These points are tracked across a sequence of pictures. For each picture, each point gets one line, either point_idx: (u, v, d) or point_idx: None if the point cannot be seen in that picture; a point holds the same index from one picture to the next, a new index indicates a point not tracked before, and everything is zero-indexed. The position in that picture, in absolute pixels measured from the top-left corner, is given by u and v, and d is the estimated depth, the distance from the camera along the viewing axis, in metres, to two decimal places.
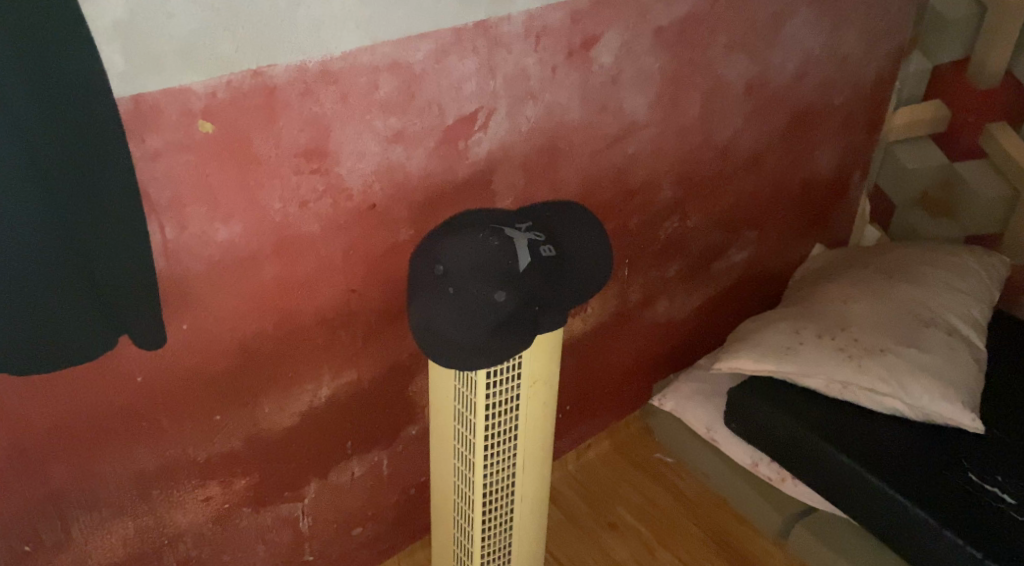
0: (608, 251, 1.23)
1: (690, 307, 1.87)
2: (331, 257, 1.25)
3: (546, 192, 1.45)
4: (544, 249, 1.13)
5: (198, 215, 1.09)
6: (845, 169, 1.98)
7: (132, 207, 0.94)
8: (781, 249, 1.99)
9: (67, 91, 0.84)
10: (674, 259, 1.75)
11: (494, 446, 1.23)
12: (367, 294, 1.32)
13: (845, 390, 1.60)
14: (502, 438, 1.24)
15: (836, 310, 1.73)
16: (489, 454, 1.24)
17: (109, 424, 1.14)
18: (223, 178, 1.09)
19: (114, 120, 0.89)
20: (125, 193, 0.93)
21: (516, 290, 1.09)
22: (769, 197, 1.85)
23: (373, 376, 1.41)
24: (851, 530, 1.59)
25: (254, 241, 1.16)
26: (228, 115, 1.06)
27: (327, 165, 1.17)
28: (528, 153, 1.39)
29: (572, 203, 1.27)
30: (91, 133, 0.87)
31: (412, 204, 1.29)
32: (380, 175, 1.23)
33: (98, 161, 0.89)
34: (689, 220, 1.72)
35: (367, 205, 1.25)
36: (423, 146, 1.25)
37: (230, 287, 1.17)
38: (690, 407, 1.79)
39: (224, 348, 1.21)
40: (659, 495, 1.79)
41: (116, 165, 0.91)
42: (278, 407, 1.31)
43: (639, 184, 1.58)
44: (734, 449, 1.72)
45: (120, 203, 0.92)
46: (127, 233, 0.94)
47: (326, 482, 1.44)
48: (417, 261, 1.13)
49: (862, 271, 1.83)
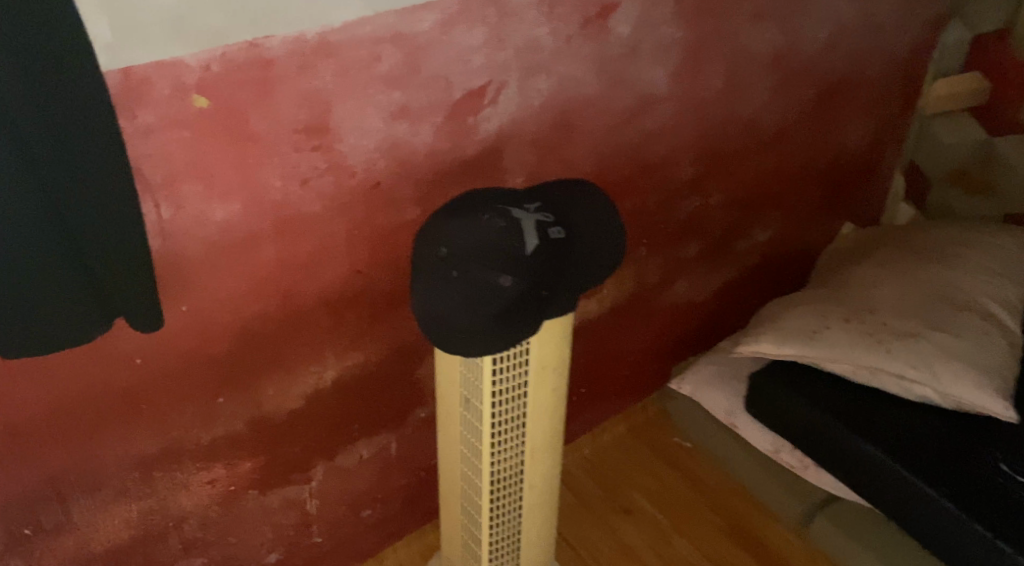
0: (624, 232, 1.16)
1: (711, 287, 1.80)
2: (334, 237, 1.21)
3: (559, 169, 1.39)
4: (552, 230, 1.08)
5: (195, 194, 1.06)
6: (879, 143, 1.88)
7: (129, 204, 0.92)
8: (811, 227, 1.91)
9: (62, 86, 0.82)
10: (694, 238, 1.69)
11: (501, 433, 1.20)
12: (372, 275, 1.28)
13: (872, 376, 1.54)
14: (508, 425, 1.20)
15: (864, 293, 1.66)
16: (495, 441, 1.20)
17: (108, 407, 1.12)
18: (219, 155, 1.06)
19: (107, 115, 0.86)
20: (118, 190, 0.90)
21: (523, 274, 1.05)
22: (797, 172, 1.77)
23: (381, 357, 1.37)
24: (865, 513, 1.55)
25: (254, 220, 1.13)
26: (224, 89, 1.02)
27: (328, 142, 1.13)
28: (540, 129, 1.33)
29: (583, 180, 1.20)
30: (85, 131, 0.85)
31: (418, 182, 1.25)
32: (384, 152, 1.19)
33: (90, 158, 0.86)
34: (710, 199, 1.65)
35: (371, 183, 1.20)
36: (429, 122, 1.20)
37: (230, 266, 1.14)
38: (709, 392, 1.73)
39: (225, 330, 1.18)
40: (675, 481, 1.74)
41: (108, 161, 0.88)
42: (281, 390, 1.28)
43: (658, 160, 1.51)
44: (755, 435, 1.66)
45: (113, 197, 0.90)
46: (124, 227, 0.92)
47: (333, 465, 1.41)
48: (421, 241, 1.09)
49: (890, 253, 1.76)
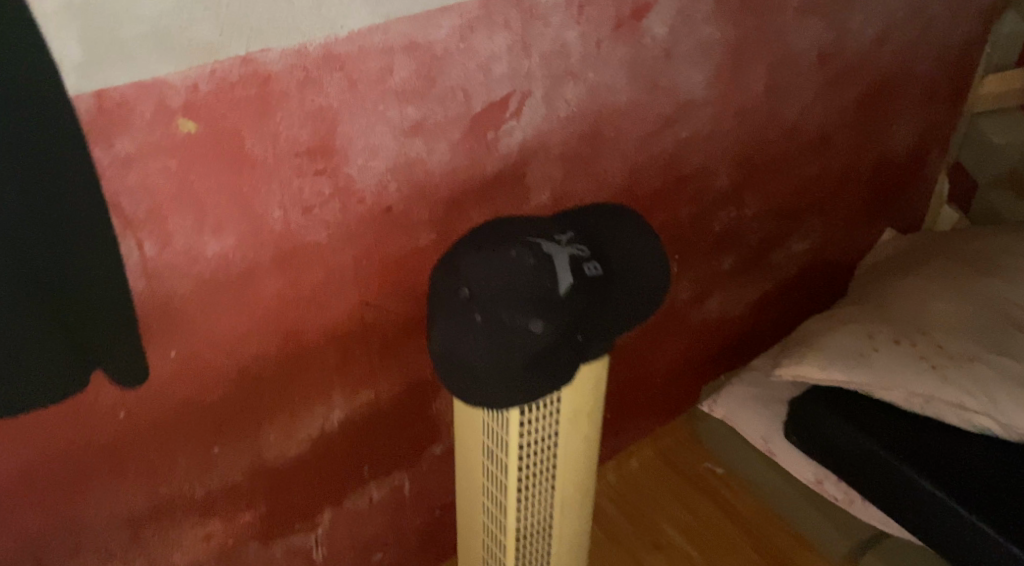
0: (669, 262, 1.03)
1: (746, 301, 1.68)
2: (342, 269, 1.08)
3: (588, 184, 1.26)
4: (588, 266, 0.95)
5: (183, 228, 0.93)
6: (926, 143, 1.75)
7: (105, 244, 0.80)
8: (850, 235, 1.78)
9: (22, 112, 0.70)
10: (729, 252, 1.56)
11: (529, 486, 1.08)
12: (383, 306, 1.15)
13: (927, 405, 1.44)
14: (537, 477, 1.08)
15: (914, 310, 1.56)
16: (522, 495, 1.08)
17: (91, 465, 1.00)
18: (210, 184, 0.93)
19: (75, 140, 0.75)
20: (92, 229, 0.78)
21: (556, 318, 0.92)
22: (839, 178, 1.64)
23: (393, 394, 1.24)
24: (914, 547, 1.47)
25: (251, 255, 1.00)
26: (215, 110, 0.89)
27: (333, 164, 1.00)
28: (568, 142, 1.19)
29: (620, 204, 1.08)
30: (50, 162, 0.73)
31: (434, 204, 1.11)
32: (396, 173, 1.06)
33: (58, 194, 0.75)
34: (747, 209, 1.52)
35: (382, 208, 1.07)
36: (446, 139, 1.07)
37: (225, 305, 1.01)
38: (744, 416, 1.62)
39: (221, 374, 1.05)
40: (709, 511, 1.64)
41: (81, 195, 0.77)
42: (284, 434, 1.16)
43: (693, 171, 1.38)
44: (796, 465, 1.56)
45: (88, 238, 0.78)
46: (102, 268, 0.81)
47: (341, 509, 1.29)
48: (439, 279, 0.96)
49: (940, 265, 1.65)
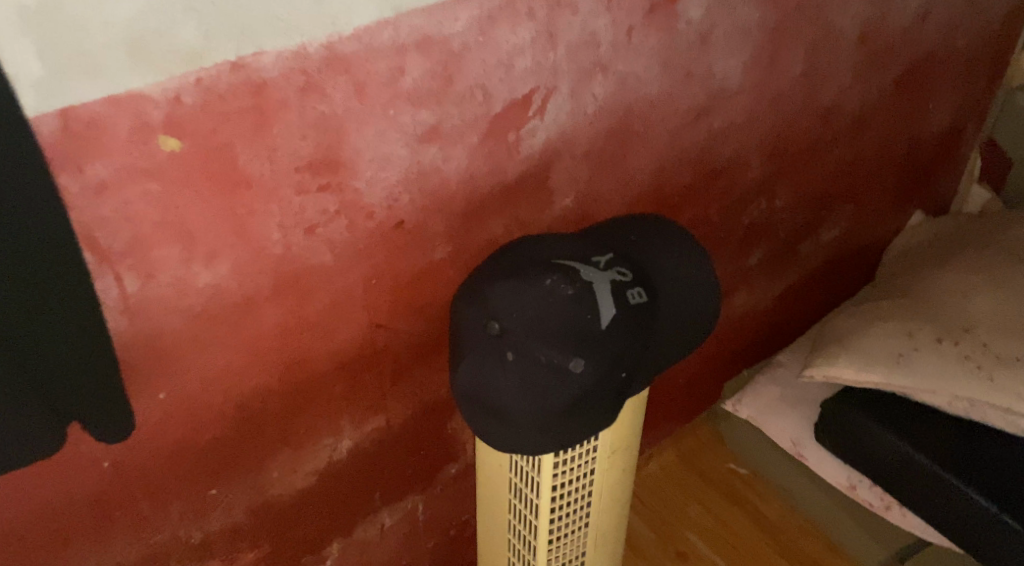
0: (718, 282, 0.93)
1: (772, 295, 1.58)
2: (349, 291, 0.97)
3: (615, 185, 1.14)
4: (632, 293, 0.84)
5: (170, 259, 0.81)
6: (958, 122, 1.66)
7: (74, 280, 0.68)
8: (878, 219, 1.69)
9: None
10: (758, 246, 1.46)
11: (561, 523, 1.01)
12: (396, 328, 1.04)
13: (971, 409, 1.38)
14: (570, 513, 1.01)
15: (955, 305, 1.49)
16: (553, 533, 1.00)
17: (73, 519, 0.89)
18: (199, 208, 0.80)
19: (16, 129, 0.60)
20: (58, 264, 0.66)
21: (598, 356, 0.82)
22: (871, 163, 1.54)
23: (407, 418, 1.14)
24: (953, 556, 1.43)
25: (248, 283, 0.88)
26: (203, 125, 0.77)
27: (339, 179, 0.88)
28: (595, 141, 1.07)
29: (661, 217, 0.97)
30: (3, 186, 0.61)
31: (450, 216, 1.00)
32: (408, 184, 0.94)
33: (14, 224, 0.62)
34: (778, 201, 1.42)
35: (393, 223, 0.95)
36: (464, 144, 0.95)
37: (220, 340, 0.90)
38: (772, 418, 1.57)
39: (218, 412, 0.94)
40: (733, 518, 1.60)
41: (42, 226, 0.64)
42: (288, 470, 1.05)
43: (724, 163, 1.27)
44: (829, 470, 1.52)
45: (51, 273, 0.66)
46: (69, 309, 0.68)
47: (351, 539, 1.20)
48: (464, 309, 0.86)
49: (975, 254, 1.58)
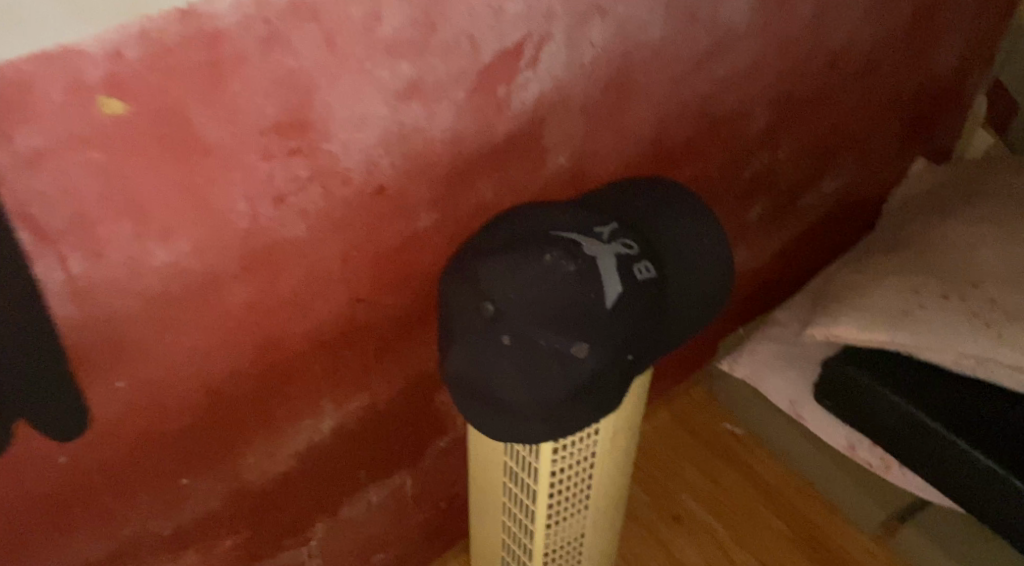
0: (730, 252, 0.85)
1: (771, 250, 1.52)
2: (326, 264, 0.88)
3: (613, 140, 1.06)
4: (639, 268, 0.77)
5: (121, 236, 0.72)
6: (967, 63, 1.58)
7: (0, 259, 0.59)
8: (881, 167, 1.61)
9: None
10: (759, 199, 1.38)
11: (559, 505, 0.95)
12: (378, 301, 0.96)
13: (977, 366, 1.32)
14: (569, 494, 0.95)
15: (961, 258, 1.43)
16: (550, 514, 0.95)
17: (28, 520, 0.81)
18: (151, 179, 0.71)
19: None
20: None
21: (602, 338, 0.74)
22: (877, 109, 1.46)
23: (393, 394, 1.07)
24: (957, 518, 1.39)
25: (212, 260, 0.79)
26: (150, 85, 0.67)
27: (310, 142, 0.79)
28: (592, 93, 0.98)
29: (667, 180, 0.89)
30: None
31: (435, 179, 0.91)
32: (388, 146, 0.85)
33: None
34: (780, 152, 1.34)
35: (372, 188, 0.86)
36: (449, 100, 0.86)
37: (183, 323, 0.81)
38: (769, 377, 1.51)
39: (185, 400, 0.86)
40: (729, 479, 1.56)
41: None
42: (266, 454, 0.98)
43: (728, 114, 1.18)
44: (828, 430, 1.46)
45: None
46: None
47: (337, 518, 1.14)
48: (454, 288, 0.78)
49: (982, 204, 1.50)
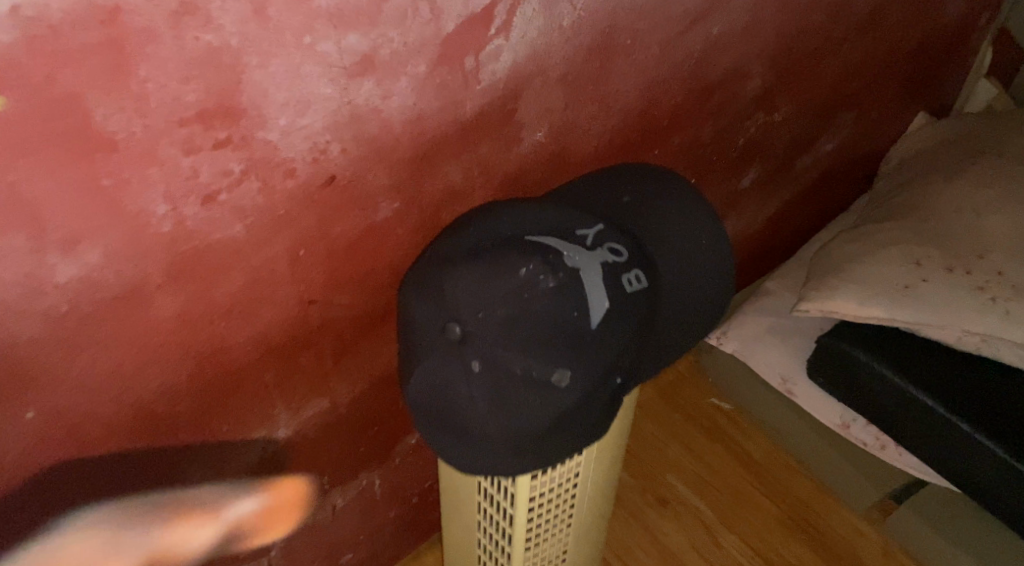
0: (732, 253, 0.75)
1: (763, 216, 1.42)
2: (271, 266, 0.77)
3: (597, 111, 0.94)
4: (629, 278, 0.66)
5: (13, 251, 0.60)
6: (974, 11, 1.46)
7: None
8: (881, 125, 1.51)
9: None
10: (752, 164, 1.27)
11: (540, 518, 0.86)
12: (334, 301, 0.85)
13: (982, 345, 1.25)
14: (551, 506, 0.87)
15: (966, 224, 1.33)
16: (531, 528, 0.87)
17: None
18: (45, 183, 0.59)
19: None
20: None
21: (587, 362, 0.64)
22: (880, 63, 1.35)
23: (355, 396, 0.97)
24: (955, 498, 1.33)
25: (132, 271, 0.67)
26: (33, 72, 0.54)
27: (242, 131, 0.67)
28: (573, 60, 0.86)
29: (660, 169, 0.79)
30: None
31: (395, 165, 0.79)
32: (338, 131, 0.72)
33: None
34: (777, 113, 1.22)
35: (322, 179, 0.75)
36: (408, 75, 0.74)
37: (102, 343, 0.69)
38: (759, 351, 1.43)
39: (112, 424, 0.75)
40: (716, 458, 1.49)
41: None
42: (213, 471, 0.88)
43: (723, 76, 1.07)
44: (820, 407, 1.39)
45: None
46: None
47: (299, 526, 1.04)
48: (415, 303, 0.67)
49: (988, 163, 1.40)
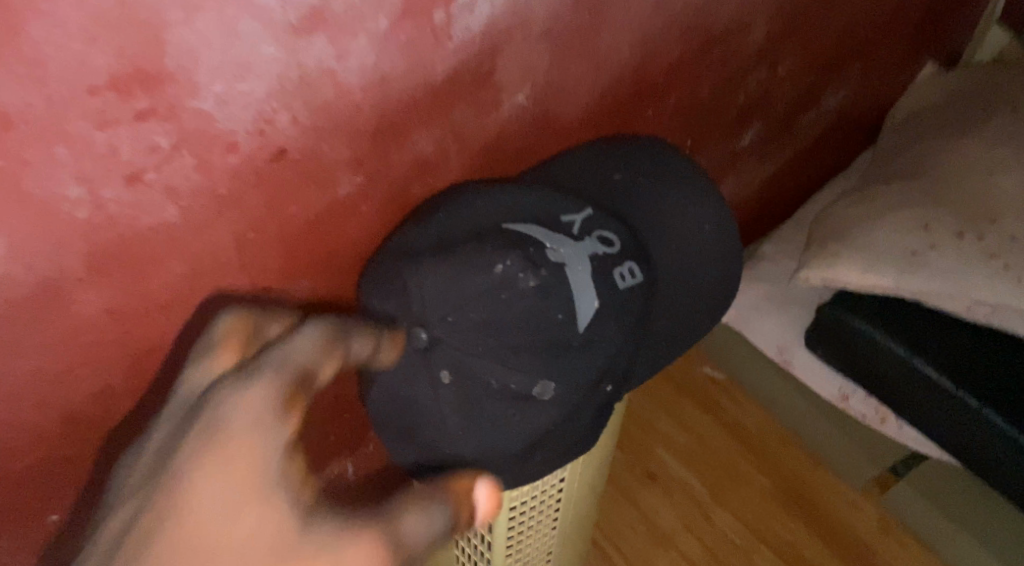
0: (722, 245, 0.71)
1: (762, 177, 1.33)
2: (214, 251, 0.67)
3: (586, 70, 0.84)
4: (622, 272, 0.60)
5: None
6: None
7: None
8: (887, 77, 1.41)
9: None
10: (752, 123, 1.18)
11: (526, 501, 0.80)
12: (292, 287, 0.76)
13: (993, 315, 1.16)
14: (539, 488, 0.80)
15: (979, 185, 1.24)
16: (517, 510, 0.80)
17: None
18: None
19: None
20: None
21: (574, 373, 0.57)
22: (891, 10, 1.24)
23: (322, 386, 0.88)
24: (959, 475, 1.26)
25: (45, 264, 0.58)
26: None
27: (169, 100, 0.57)
28: (559, 11, 0.76)
29: (649, 148, 0.74)
30: None
31: (355, 135, 0.69)
32: (286, 98, 0.62)
33: None
34: (781, 67, 1.12)
35: (269, 153, 0.65)
36: (366, 31, 0.63)
37: (15, 345, 0.60)
38: (755, 320, 1.36)
39: (38, 432, 0.66)
40: (708, 430, 1.43)
41: None
42: None
43: (725, 28, 0.96)
44: (819, 379, 1.32)
45: None
46: None
47: None
48: (381, 303, 0.60)
49: (1002, 117, 1.31)
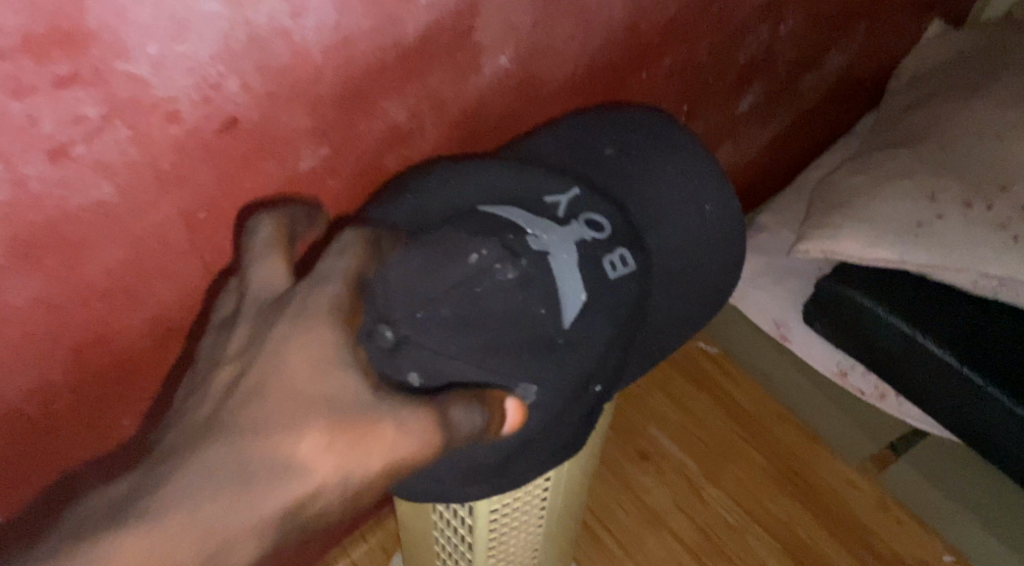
0: (732, 224, 0.66)
1: (760, 143, 1.26)
2: (161, 232, 0.61)
3: (575, 28, 0.77)
4: (611, 261, 0.58)
5: None
6: None
7: None
8: (892, 37, 1.34)
9: None
10: (752, 85, 1.11)
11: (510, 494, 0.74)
12: None
13: (1001, 289, 1.10)
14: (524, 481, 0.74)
15: (988, 152, 1.18)
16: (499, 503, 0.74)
17: None
18: None
19: None
20: None
21: (558, 372, 0.54)
22: None
23: None
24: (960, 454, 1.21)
25: None
26: None
27: (95, 60, 0.49)
28: None
29: (651, 118, 0.69)
30: None
31: (317, 102, 0.62)
32: (235, 61, 0.55)
33: None
34: (784, 26, 1.05)
35: (219, 123, 0.58)
36: None
37: None
38: (751, 293, 1.30)
39: None
40: (702, 407, 1.38)
41: None
42: None
43: None
44: (816, 353, 1.26)
45: None
46: None
47: None
48: None
49: (1012, 79, 1.24)
